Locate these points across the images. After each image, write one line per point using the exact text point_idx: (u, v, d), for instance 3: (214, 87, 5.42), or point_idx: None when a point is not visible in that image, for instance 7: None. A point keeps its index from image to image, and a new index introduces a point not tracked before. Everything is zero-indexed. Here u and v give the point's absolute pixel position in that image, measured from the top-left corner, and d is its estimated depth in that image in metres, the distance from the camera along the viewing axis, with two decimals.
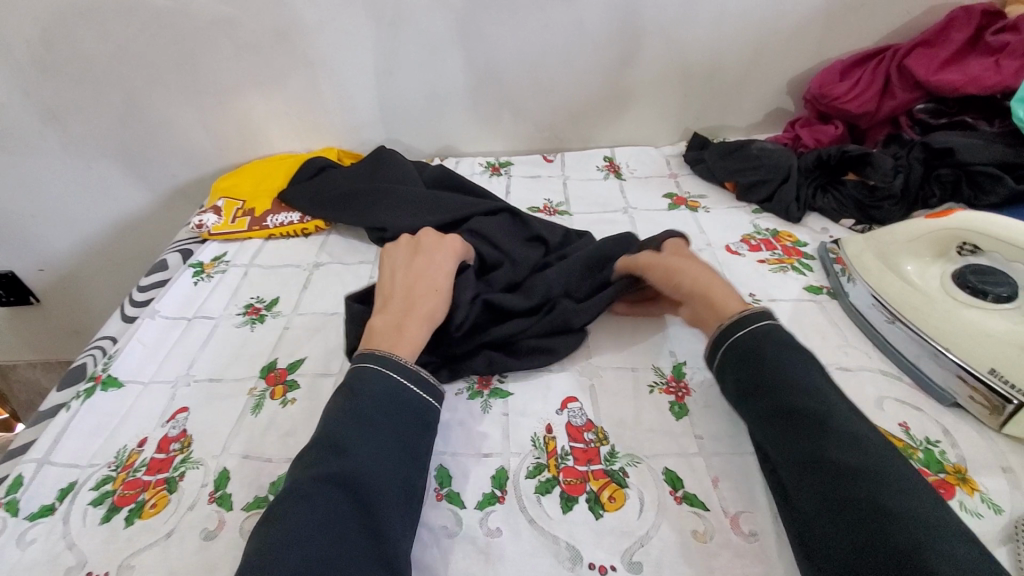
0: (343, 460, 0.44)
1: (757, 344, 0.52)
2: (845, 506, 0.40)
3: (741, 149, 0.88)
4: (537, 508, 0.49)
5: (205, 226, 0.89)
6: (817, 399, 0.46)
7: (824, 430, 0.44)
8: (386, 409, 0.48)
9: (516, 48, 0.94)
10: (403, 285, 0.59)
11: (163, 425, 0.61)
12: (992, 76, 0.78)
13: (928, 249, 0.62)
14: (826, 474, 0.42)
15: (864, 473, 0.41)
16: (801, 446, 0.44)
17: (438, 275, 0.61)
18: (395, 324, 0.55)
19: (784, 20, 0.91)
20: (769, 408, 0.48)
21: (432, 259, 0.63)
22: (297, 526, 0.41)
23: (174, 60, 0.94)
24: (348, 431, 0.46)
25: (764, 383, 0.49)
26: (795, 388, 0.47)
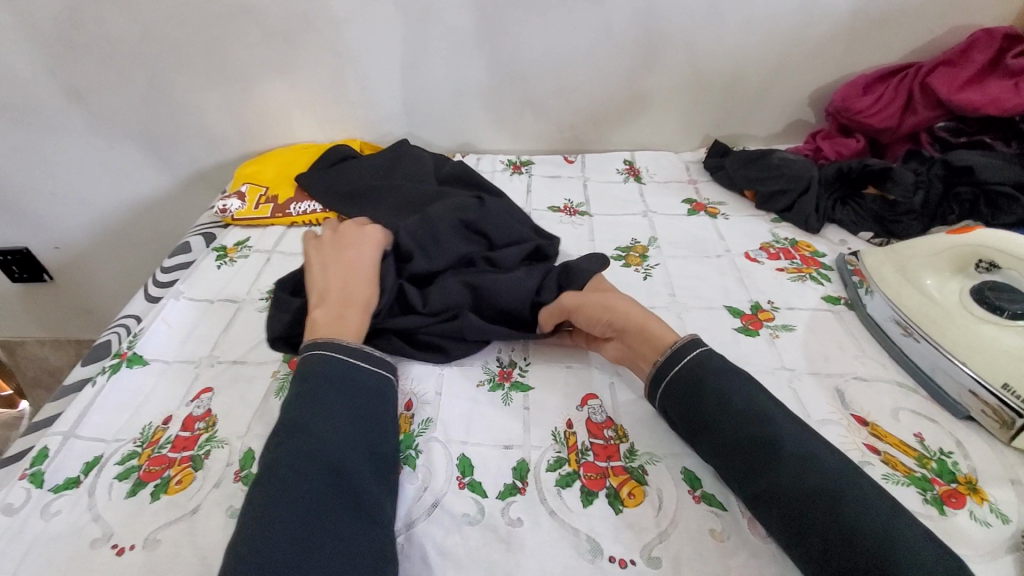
0: (304, 438, 0.46)
1: (694, 366, 0.52)
2: (811, 517, 0.42)
3: (763, 158, 0.89)
4: (558, 501, 0.50)
5: (228, 211, 0.89)
6: (765, 410, 0.48)
7: (777, 442, 0.46)
8: (340, 389, 0.50)
9: (541, 48, 0.95)
10: (336, 276, 0.62)
11: (187, 404, 0.62)
12: (1012, 98, 0.79)
13: (949, 263, 0.63)
14: (792, 497, 0.43)
15: (824, 482, 0.43)
16: (758, 460, 0.46)
17: (367, 264, 0.64)
18: (335, 314, 0.57)
19: (807, 32, 0.92)
20: (717, 423, 0.49)
21: (358, 249, 0.65)
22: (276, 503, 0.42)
23: (202, 45, 0.95)
24: (305, 412, 0.48)
25: (706, 404, 0.50)
26: (740, 403, 0.49)
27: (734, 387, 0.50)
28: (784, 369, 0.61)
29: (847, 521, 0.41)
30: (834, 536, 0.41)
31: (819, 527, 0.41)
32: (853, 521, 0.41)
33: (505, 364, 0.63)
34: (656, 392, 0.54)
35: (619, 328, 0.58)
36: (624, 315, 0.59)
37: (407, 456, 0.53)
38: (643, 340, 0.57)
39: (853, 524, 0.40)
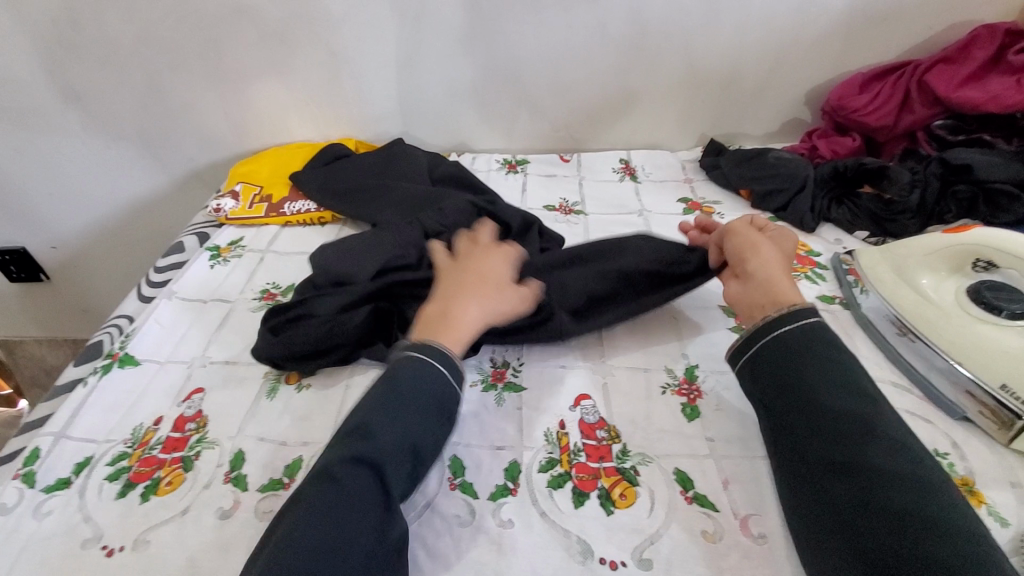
0: (374, 445, 0.45)
1: (799, 355, 0.50)
2: (866, 530, 0.40)
3: (758, 158, 0.89)
4: (549, 502, 0.50)
5: (223, 210, 0.89)
6: (858, 419, 0.45)
7: (852, 451, 0.43)
8: (423, 400, 0.49)
9: (538, 47, 0.95)
10: (458, 274, 0.59)
11: (178, 404, 0.62)
12: (1013, 95, 0.77)
13: (943, 262, 0.62)
14: (878, 477, 0.42)
15: (907, 484, 0.41)
16: (823, 466, 0.44)
17: (493, 268, 0.60)
18: (443, 313, 0.55)
19: (805, 30, 0.92)
20: (798, 424, 0.47)
21: (488, 254, 0.62)
22: (313, 502, 0.42)
23: (198, 44, 0.95)
24: (381, 417, 0.47)
25: (799, 398, 0.48)
26: (829, 407, 0.46)
27: (833, 387, 0.47)
28: None
29: (911, 540, 0.38)
30: (886, 552, 0.38)
31: (874, 541, 0.39)
32: (917, 541, 0.38)
33: (498, 364, 0.63)
34: (755, 342, 0.53)
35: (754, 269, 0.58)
36: (761, 264, 0.58)
37: None
38: (765, 287, 0.56)
39: (915, 543, 0.38)
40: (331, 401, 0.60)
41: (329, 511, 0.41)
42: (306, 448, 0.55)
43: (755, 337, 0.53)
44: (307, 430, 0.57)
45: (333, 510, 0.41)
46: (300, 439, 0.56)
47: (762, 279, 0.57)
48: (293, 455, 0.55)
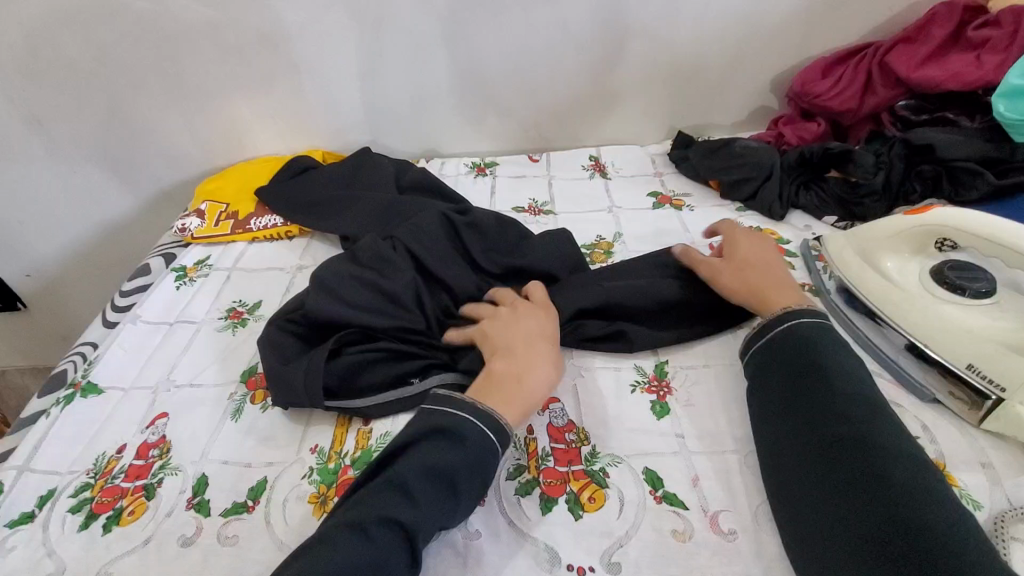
0: (414, 510, 0.43)
1: (811, 345, 0.51)
2: (866, 503, 0.40)
3: (725, 148, 0.88)
4: (517, 510, 0.49)
5: (188, 230, 0.88)
6: (864, 402, 0.47)
7: (859, 430, 0.44)
8: (474, 474, 0.46)
9: (501, 49, 0.94)
10: (515, 332, 0.57)
11: (142, 431, 0.60)
12: (973, 72, 0.77)
13: (906, 245, 0.61)
14: (869, 455, 0.43)
15: (900, 462, 0.42)
16: (828, 443, 0.45)
17: (545, 325, 0.59)
18: (513, 376, 0.52)
19: (766, 18, 0.92)
20: (804, 406, 0.48)
21: (539, 309, 0.60)
22: (333, 558, 0.40)
23: (157, 63, 0.94)
24: (425, 483, 0.45)
25: (804, 383, 0.49)
26: (838, 391, 0.47)
27: (842, 375, 0.49)
28: None
29: (912, 513, 0.39)
30: (885, 524, 0.39)
31: (873, 514, 0.40)
32: (917, 513, 0.39)
33: None
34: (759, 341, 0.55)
35: (745, 285, 0.60)
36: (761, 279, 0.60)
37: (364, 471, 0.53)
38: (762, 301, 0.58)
39: (915, 514, 0.39)
40: (296, 421, 0.59)
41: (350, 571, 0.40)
42: (271, 468, 0.54)
43: (765, 330, 0.55)
44: (272, 450, 0.56)
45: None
46: (266, 460, 0.55)
47: (759, 292, 0.59)
48: (258, 477, 0.54)
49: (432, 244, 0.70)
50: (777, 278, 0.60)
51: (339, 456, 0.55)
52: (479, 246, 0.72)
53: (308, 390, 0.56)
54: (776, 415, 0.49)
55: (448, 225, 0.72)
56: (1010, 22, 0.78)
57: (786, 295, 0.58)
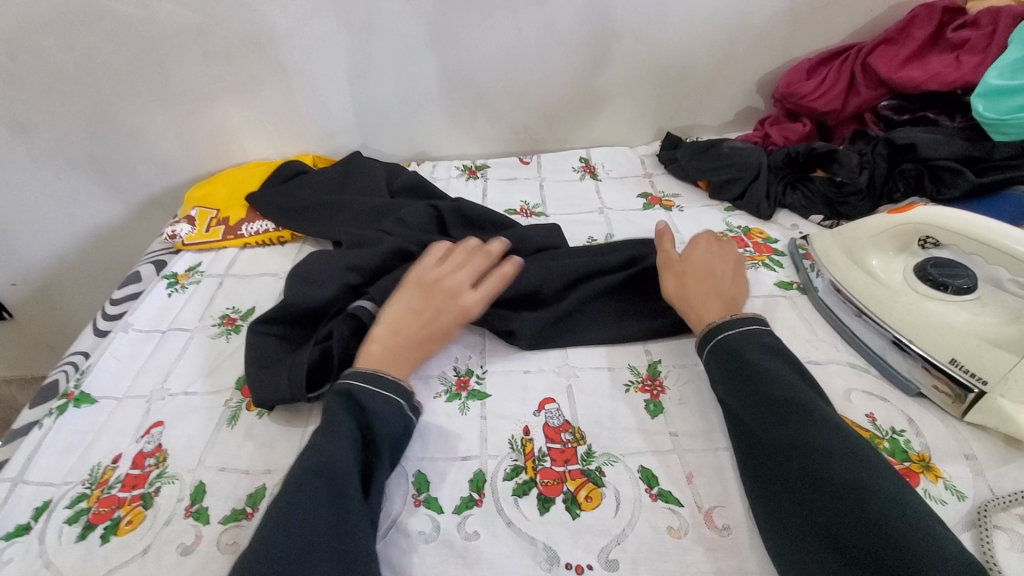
0: (334, 458, 0.47)
1: (740, 351, 0.54)
2: (814, 504, 0.42)
3: (713, 148, 0.89)
4: (515, 510, 0.49)
5: (178, 236, 0.87)
6: (799, 402, 0.48)
7: (796, 432, 0.46)
8: (371, 412, 0.51)
9: (489, 52, 0.94)
10: (414, 319, 0.59)
11: (137, 440, 0.60)
12: (953, 73, 0.78)
13: (890, 242, 0.62)
14: (812, 454, 0.44)
15: (841, 457, 0.44)
16: (772, 449, 0.47)
17: (447, 323, 0.60)
18: (388, 359, 0.56)
19: (750, 19, 0.93)
20: (747, 414, 0.50)
21: (455, 300, 0.61)
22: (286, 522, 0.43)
23: (144, 69, 0.93)
24: (326, 434, 0.49)
25: (744, 391, 0.51)
26: (773, 394, 0.49)
27: (773, 378, 0.51)
28: None
29: (852, 509, 0.41)
30: (828, 524, 0.41)
31: (818, 515, 0.41)
32: (857, 509, 0.40)
33: (462, 373, 0.62)
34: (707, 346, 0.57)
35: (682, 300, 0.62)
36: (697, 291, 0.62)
37: None
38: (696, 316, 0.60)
39: (855, 510, 0.40)
40: (293, 427, 0.59)
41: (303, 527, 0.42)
42: (269, 475, 0.55)
43: (703, 343, 0.58)
44: (270, 456, 0.56)
45: (299, 524, 0.43)
46: (264, 466, 0.55)
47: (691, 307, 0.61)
48: (256, 484, 0.54)
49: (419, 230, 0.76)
50: (704, 293, 0.61)
51: None
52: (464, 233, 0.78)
53: (291, 385, 0.57)
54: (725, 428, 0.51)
55: (434, 214, 0.78)
56: (987, 23, 0.80)
57: (716, 305, 0.60)
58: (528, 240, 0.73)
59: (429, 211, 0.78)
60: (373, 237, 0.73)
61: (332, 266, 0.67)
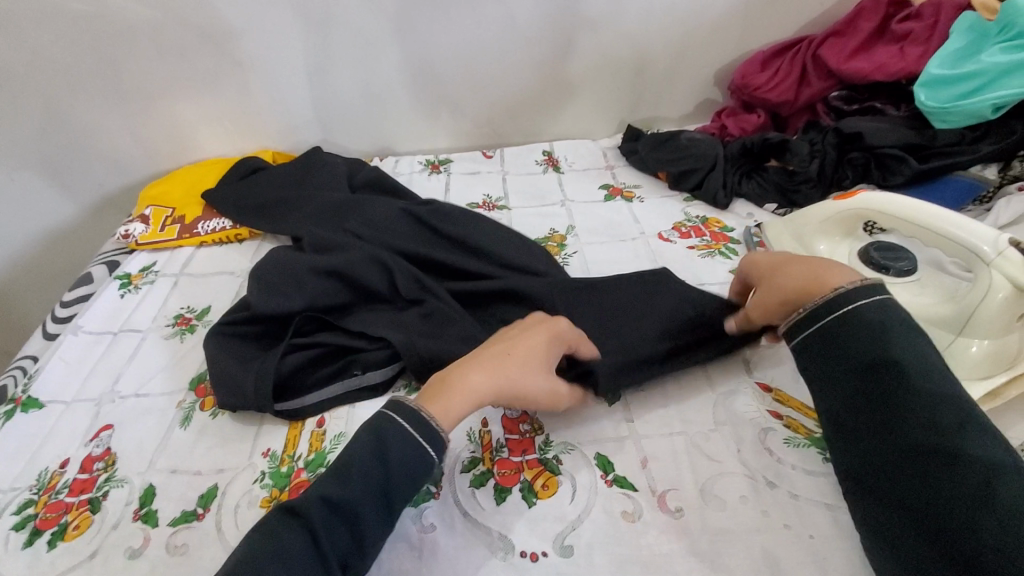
0: (308, 493, 0.42)
1: (872, 328, 0.44)
2: (969, 524, 0.35)
3: (672, 140, 0.91)
4: (471, 501, 0.49)
5: (132, 236, 0.85)
6: (947, 403, 0.39)
7: (946, 437, 0.38)
8: (380, 446, 0.43)
9: (450, 46, 0.94)
10: (495, 341, 0.52)
11: (86, 444, 0.59)
12: (896, 63, 0.81)
13: (837, 228, 0.64)
14: (967, 463, 0.36)
15: (1003, 471, 0.36)
16: (905, 453, 0.39)
17: (536, 342, 0.50)
18: (454, 375, 0.48)
19: (706, 13, 0.95)
20: (873, 408, 0.41)
21: (541, 326, 0.52)
22: (234, 556, 0.39)
23: (95, 64, 0.90)
24: (330, 469, 0.43)
25: (876, 377, 0.42)
26: (915, 387, 0.40)
27: (916, 366, 0.41)
28: None
29: (1017, 542, 0.33)
30: (985, 554, 0.33)
31: (971, 543, 0.34)
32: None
33: None
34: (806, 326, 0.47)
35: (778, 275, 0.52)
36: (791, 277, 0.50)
37: (310, 460, 0.54)
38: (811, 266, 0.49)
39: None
40: (248, 425, 0.58)
41: (243, 563, 0.38)
42: (221, 475, 0.54)
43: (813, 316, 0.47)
44: (223, 456, 0.55)
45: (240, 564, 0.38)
46: (217, 466, 0.54)
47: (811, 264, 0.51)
48: (208, 484, 0.53)
49: (393, 233, 0.75)
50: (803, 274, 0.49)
51: (292, 458, 0.54)
52: (440, 224, 0.76)
53: (256, 395, 0.56)
54: (846, 418, 0.42)
55: (405, 215, 0.77)
56: (930, 15, 0.82)
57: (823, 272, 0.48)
58: (499, 246, 0.73)
59: (401, 214, 0.77)
60: (343, 239, 0.71)
61: (296, 269, 0.65)
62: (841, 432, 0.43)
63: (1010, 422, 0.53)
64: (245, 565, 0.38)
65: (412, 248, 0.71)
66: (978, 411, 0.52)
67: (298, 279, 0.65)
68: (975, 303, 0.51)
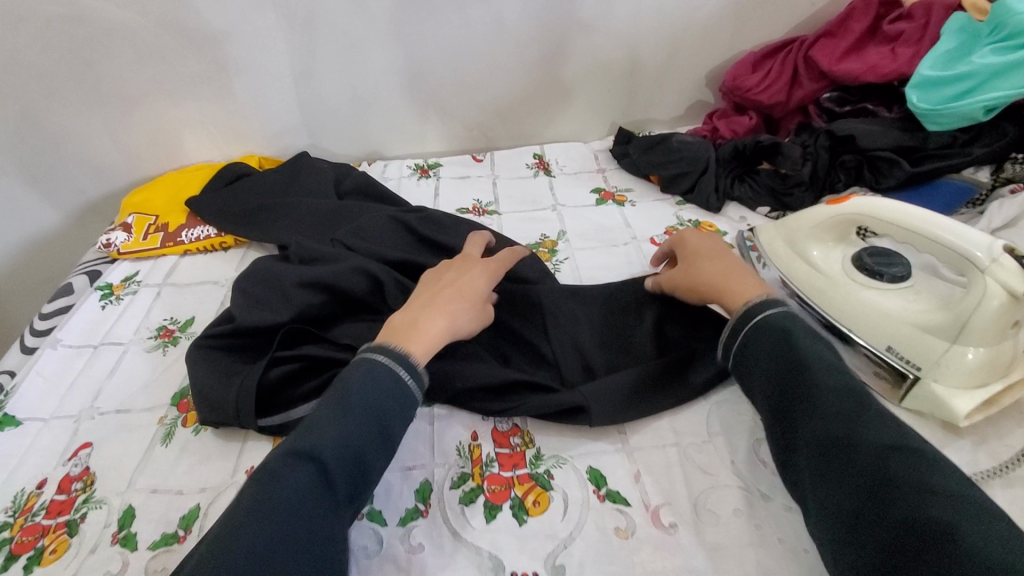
0: (314, 436, 0.41)
1: (785, 337, 0.49)
2: (876, 507, 0.38)
3: (663, 143, 0.90)
4: (461, 520, 0.48)
5: (113, 245, 0.83)
6: (850, 396, 0.44)
7: (849, 430, 0.42)
8: (377, 391, 0.45)
9: (438, 48, 0.92)
10: (434, 284, 0.58)
11: (64, 463, 0.57)
12: (889, 64, 0.80)
13: (829, 234, 0.63)
14: (868, 452, 0.40)
15: (899, 454, 0.40)
16: (818, 448, 0.43)
17: (473, 282, 0.59)
18: (413, 319, 0.52)
19: (696, 14, 0.94)
20: (793, 410, 0.46)
21: (473, 269, 0.60)
22: (248, 503, 0.38)
23: (72, 68, 0.88)
24: (328, 410, 0.43)
25: (790, 382, 0.47)
26: (823, 387, 0.45)
27: (823, 368, 0.46)
28: None
29: (912, 511, 0.37)
30: (889, 529, 0.37)
31: (878, 523, 0.38)
32: (914, 508, 0.37)
33: None
34: (742, 328, 0.52)
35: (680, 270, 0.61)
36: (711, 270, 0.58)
37: None
38: (727, 269, 0.57)
39: (918, 511, 0.37)
40: (231, 442, 0.57)
41: (265, 512, 0.37)
42: (203, 495, 0.52)
43: (737, 328, 0.52)
44: (205, 474, 0.54)
45: (260, 513, 0.37)
46: (199, 485, 0.53)
47: (704, 251, 0.61)
48: (190, 505, 0.52)
49: (383, 240, 0.74)
50: (726, 271, 0.57)
51: None
52: (429, 232, 0.75)
53: (238, 413, 0.55)
54: (776, 424, 0.47)
55: (394, 220, 0.76)
56: (921, 15, 0.81)
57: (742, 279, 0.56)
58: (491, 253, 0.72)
59: (390, 220, 0.76)
60: (331, 248, 0.69)
61: (285, 281, 0.64)
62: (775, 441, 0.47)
63: (1005, 430, 0.52)
64: (267, 514, 0.37)
65: (399, 258, 0.70)
66: (972, 420, 0.51)
67: (284, 288, 0.64)
68: (970, 311, 0.51)
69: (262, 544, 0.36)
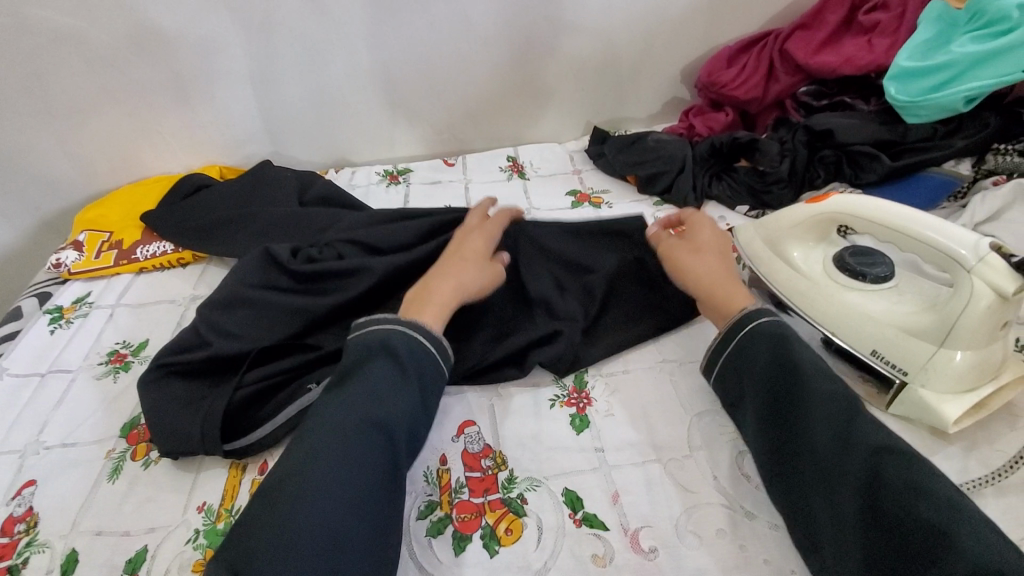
0: (383, 407, 0.45)
1: (778, 342, 0.48)
2: (870, 509, 0.38)
3: (639, 142, 0.88)
4: (428, 554, 0.45)
5: (64, 265, 0.78)
6: (839, 398, 0.43)
7: (842, 434, 0.41)
8: (424, 375, 0.49)
9: (403, 49, 0.89)
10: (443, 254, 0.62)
11: (5, 504, 0.53)
12: (865, 56, 0.79)
13: (810, 233, 0.61)
14: (862, 454, 0.40)
15: (891, 456, 0.39)
16: (811, 452, 0.42)
17: (474, 243, 0.62)
18: (424, 289, 0.56)
19: (670, 8, 0.91)
20: (784, 416, 0.45)
21: (472, 232, 0.64)
22: (322, 472, 0.40)
23: (15, 79, 0.83)
24: (390, 386, 0.46)
25: (782, 386, 0.46)
26: (814, 391, 0.44)
27: (814, 371, 0.46)
28: (667, 361, 0.60)
29: (905, 513, 0.37)
30: (885, 531, 0.37)
31: (874, 524, 0.37)
32: (907, 509, 0.37)
33: None
34: (735, 331, 0.51)
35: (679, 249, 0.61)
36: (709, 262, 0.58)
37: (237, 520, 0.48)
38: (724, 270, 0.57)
39: (911, 512, 0.36)
40: (184, 475, 0.53)
41: (339, 484, 0.40)
42: (152, 535, 0.49)
43: (728, 335, 0.51)
44: (156, 511, 0.50)
45: (337, 481, 0.40)
46: (148, 525, 0.49)
47: (706, 245, 0.61)
48: (138, 547, 0.48)
49: None
50: (724, 272, 0.57)
51: (229, 513, 0.50)
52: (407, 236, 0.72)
53: (203, 439, 0.51)
54: (768, 430, 0.45)
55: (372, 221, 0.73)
56: (896, 6, 0.80)
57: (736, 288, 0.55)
58: None
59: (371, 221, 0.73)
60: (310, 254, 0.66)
61: (246, 297, 0.60)
62: (763, 446, 0.45)
63: (995, 433, 0.50)
64: (341, 482, 0.40)
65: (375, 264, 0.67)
66: (963, 425, 0.49)
67: (249, 303, 0.60)
68: (957, 313, 0.49)
69: (340, 509, 0.39)
